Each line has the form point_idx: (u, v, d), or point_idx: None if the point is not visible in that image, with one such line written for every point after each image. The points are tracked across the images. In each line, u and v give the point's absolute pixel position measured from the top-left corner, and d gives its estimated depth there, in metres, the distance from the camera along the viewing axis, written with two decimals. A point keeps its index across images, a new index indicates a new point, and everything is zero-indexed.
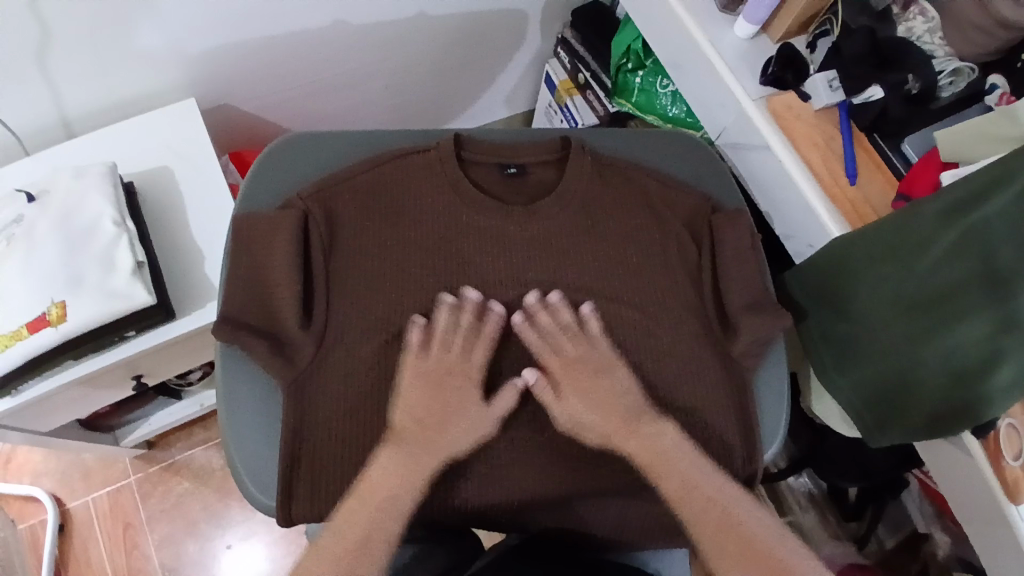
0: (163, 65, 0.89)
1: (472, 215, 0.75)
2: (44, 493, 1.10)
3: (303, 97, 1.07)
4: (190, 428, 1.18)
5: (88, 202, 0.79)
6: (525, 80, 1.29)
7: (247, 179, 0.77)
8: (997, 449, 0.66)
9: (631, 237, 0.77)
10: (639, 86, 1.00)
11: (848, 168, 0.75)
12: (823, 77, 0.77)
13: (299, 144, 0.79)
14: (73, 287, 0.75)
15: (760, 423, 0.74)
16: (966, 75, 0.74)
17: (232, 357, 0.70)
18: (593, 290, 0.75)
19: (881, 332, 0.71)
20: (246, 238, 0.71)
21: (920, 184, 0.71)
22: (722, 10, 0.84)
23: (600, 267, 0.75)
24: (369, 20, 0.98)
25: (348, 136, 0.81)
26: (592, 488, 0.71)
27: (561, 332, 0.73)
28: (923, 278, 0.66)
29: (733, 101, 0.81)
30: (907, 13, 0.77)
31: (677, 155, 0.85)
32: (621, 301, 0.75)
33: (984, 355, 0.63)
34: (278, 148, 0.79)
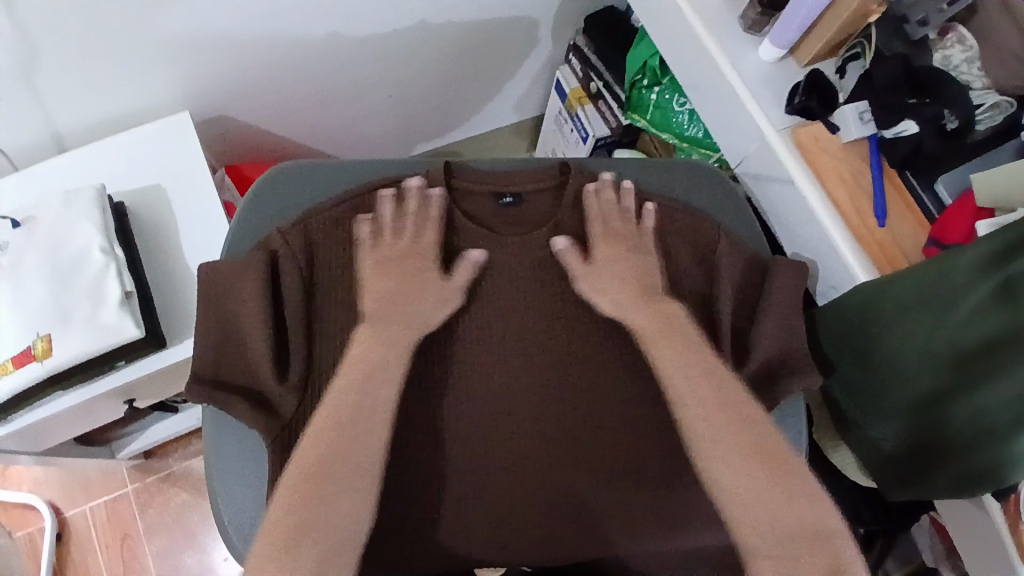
0: (157, 78, 0.85)
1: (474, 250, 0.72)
2: (43, 503, 1.10)
3: (305, 107, 1.02)
4: (188, 440, 1.16)
5: (75, 227, 0.76)
6: (536, 86, 1.24)
7: (228, 235, 0.74)
8: (1016, 514, 0.63)
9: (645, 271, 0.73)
10: (654, 103, 0.96)
11: (877, 207, 0.71)
12: (853, 109, 0.72)
13: (273, 188, 0.76)
14: (60, 318, 0.73)
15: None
16: (1004, 109, 0.69)
17: (215, 413, 0.70)
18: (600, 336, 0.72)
19: (906, 387, 0.68)
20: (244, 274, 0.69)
21: (954, 230, 0.67)
22: (746, 32, 0.79)
23: (610, 307, 0.72)
24: (359, 30, 0.92)
25: (323, 172, 0.77)
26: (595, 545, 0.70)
27: (571, 377, 0.71)
28: (953, 333, 0.63)
29: (755, 129, 0.76)
30: (944, 40, 0.72)
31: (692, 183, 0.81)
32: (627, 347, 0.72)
33: (1013, 419, 0.59)
34: (252, 200, 0.75)
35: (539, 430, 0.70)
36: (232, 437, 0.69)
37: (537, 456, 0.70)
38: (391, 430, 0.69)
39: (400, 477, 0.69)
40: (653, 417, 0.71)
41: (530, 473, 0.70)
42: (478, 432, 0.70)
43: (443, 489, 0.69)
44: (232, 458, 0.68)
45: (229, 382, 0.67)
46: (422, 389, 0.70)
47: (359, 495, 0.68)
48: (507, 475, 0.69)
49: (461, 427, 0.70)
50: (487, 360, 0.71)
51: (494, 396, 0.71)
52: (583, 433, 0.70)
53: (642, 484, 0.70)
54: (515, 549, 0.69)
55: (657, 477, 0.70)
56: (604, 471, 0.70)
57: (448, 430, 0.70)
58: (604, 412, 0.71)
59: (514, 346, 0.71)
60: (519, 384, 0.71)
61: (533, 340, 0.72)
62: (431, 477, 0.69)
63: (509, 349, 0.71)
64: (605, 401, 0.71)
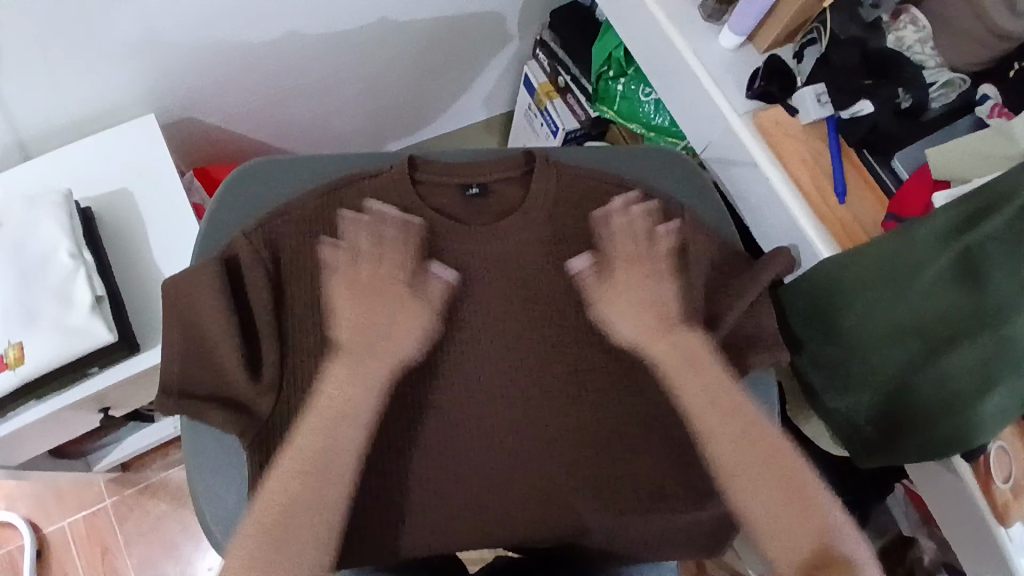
0: (121, 79, 0.84)
1: (445, 243, 0.72)
2: (17, 521, 1.07)
3: (274, 104, 1.02)
4: (166, 450, 1.14)
5: (41, 232, 0.75)
6: (505, 81, 1.25)
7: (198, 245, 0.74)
8: (987, 473, 0.65)
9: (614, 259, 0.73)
10: (621, 94, 0.98)
11: (837, 187, 0.73)
12: (811, 90, 0.74)
13: (237, 195, 0.76)
14: (28, 326, 0.72)
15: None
16: (957, 87, 0.72)
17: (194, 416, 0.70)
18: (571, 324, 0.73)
19: (872, 359, 0.70)
20: (214, 266, 0.68)
21: (912, 204, 0.69)
22: (707, 20, 0.81)
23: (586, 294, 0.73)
24: (320, 26, 0.92)
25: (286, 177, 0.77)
26: (578, 526, 0.71)
27: (553, 362, 0.72)
28: (915, 303, 0.65)
29: (719, 116, 0.78)
30: (897, 22, 0.75)
31: (654, 172, 0.82)
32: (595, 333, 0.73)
33: (974, 384, 0.62)
34: (218, 208, 0.75)
35: (521, 415, 0.71)
36: (212, 444, 0.69)
37: (520, 441, 0.71)
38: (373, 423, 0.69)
39: (387, 469, 0.69)
40: (632, 398, 0.72)
41: (517, 454, 0.71)
42: (459, 422, 0.71)
43: (429, 479, 0.70)
44: (212, 463, 0.68)
45: (203, 385, 0.66)
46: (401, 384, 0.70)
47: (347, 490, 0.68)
48: (487, 459, 0.70)
49: (443, 417, 0.70)
50: (465, 350, 0.71)
51: (474, 385, 0.71)
52: (563, 418, 0.72)
53: (623, 465, 0.72)
54: (498, 532, 0.70)
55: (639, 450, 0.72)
56: (585, 452, 0.72)
57: (431, 421, 0.70)
58: (583, 396, 0.72)
59: (491, 336, 0.72)
60: (498, 371, 0.72)
61: (510, 329, 0.72)
62: (417, 469, 0.70)
63: (485, 338, 0.72)
64: (583, 384, 0.72)
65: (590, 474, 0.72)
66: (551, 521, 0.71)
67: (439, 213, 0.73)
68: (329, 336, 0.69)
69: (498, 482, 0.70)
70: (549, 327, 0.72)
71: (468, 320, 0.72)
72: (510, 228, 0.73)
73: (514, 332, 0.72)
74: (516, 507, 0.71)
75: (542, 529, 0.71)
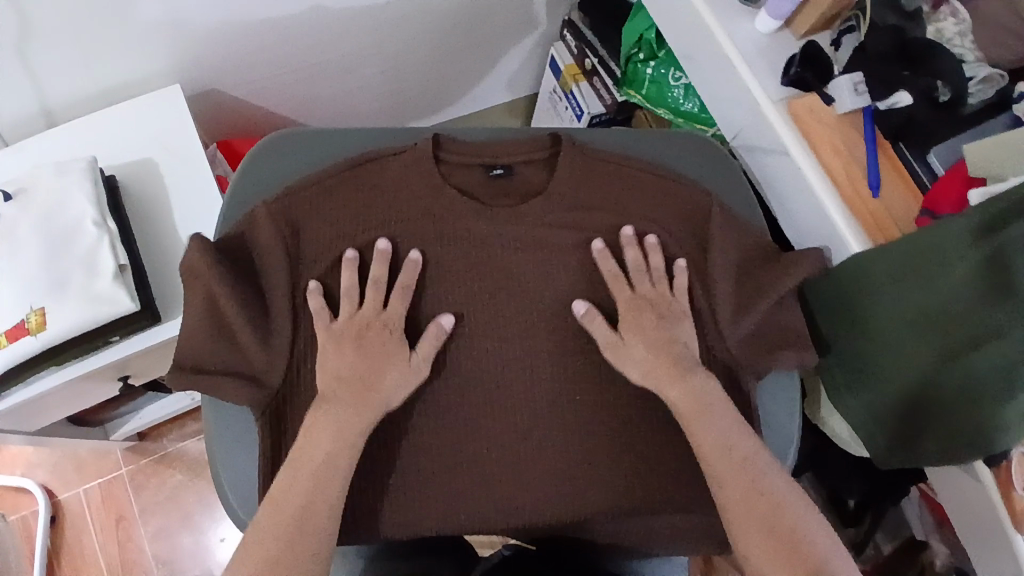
0: (146, 49, 0.83)
1: (468, 227, 0.71)
2: (36, 485, 1.09)
3: (298, 80, 1.01)
4: (183, 421, 1.15)
5: (67, 199, 0.75)
6: (531, 63, 1.23)
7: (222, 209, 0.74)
8: (1008, 477, 0.63)
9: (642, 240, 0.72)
10: (650, 77, 0.95)
11: (871, 177, 0.71)
12: (848, 79, 0.72)
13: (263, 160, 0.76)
14: (52, 292, 0.72)
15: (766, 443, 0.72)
16: (995, 83, 0.68)
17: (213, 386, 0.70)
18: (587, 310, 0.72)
19: (897, 355, 0.69)
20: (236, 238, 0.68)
21: (946, 201, 0.67)
22: (743, 2, 0.78)
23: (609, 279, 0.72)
24: (345, 2, 0.90)
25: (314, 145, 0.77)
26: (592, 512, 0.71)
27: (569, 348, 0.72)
28: (942, 301, 0.64)
29: (752, 101, 0.77)
30: (937, 13, 0.72)
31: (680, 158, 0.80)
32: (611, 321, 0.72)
33: (1000, 386, 0.60)
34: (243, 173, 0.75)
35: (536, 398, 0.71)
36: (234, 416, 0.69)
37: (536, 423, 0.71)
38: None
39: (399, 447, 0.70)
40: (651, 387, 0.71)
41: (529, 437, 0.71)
42: (472, 403, 0.71)
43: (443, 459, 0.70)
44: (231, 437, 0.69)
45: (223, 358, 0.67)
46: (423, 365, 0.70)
47: (365, 462, 0.69)
48: (500, 440, 0.70)
49: (459, 399, 0.71)
50: (483, 331, 0.71)
51: (491, 366, 0.71)
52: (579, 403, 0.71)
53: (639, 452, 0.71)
54: (511, 515, 0.71)
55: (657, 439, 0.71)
56: (601, 437, 0.71)
57: (448, 399, 0.71)
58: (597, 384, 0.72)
59: (510, 319, 0.71)
60: (514, 354, 0.71)
61: (529, 312, 0.71)
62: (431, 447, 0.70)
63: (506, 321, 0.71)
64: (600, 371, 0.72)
65: (605, 459, 0.71)
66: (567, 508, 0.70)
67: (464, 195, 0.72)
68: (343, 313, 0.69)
69: (511, 463, 0.70)
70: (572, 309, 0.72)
71: (487, 303, 0.71)
72: (535, 210, 0.72)
73: (536, 317, 0.71)
74: (532, 488, 0.70)
75: (557, 515, 0.71)
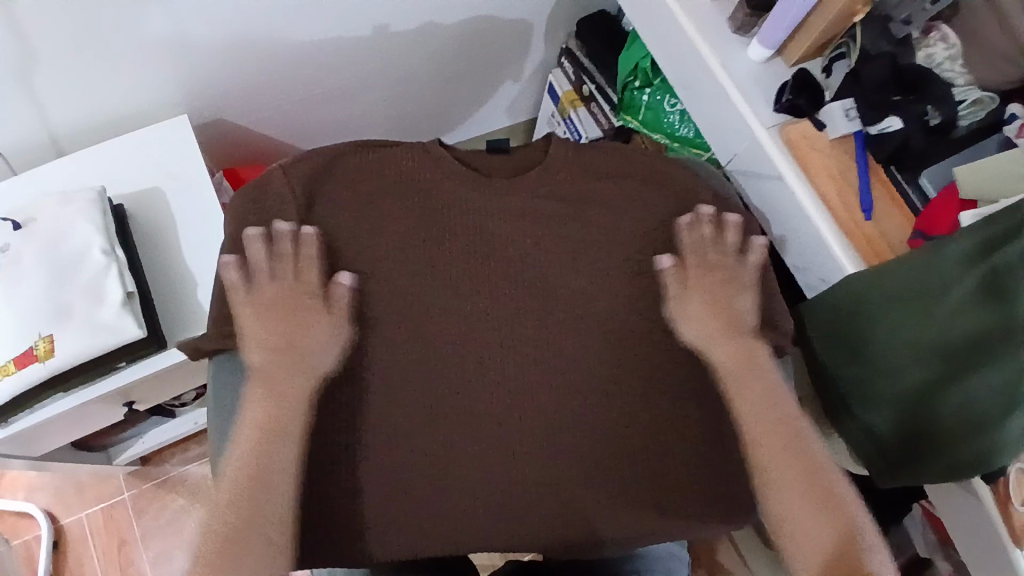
0: (153, 79, 0.85)
1: (462, 218, 0.70)
2: (38, 510, 1.09)
3: (303, 108, 1.03)
4: (185, 445, 1.16)
5: (75, 228, 0.76)
6: (529, 89, 1.26)
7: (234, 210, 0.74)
8: (1007, 495, 0.65)
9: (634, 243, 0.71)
10: (646, 104, 0.97)
11: (864, 203, 0.73)
12: (840, 106, 0.74)
13: None
14: (59, 320, 0.73)
15: None
16: (986, 104, 0.72)
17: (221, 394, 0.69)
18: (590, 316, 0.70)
19: (895, 376, 0.69)
20: (238, 252, 0.69)
21: (940, 223, 0.69)
22: (735, 33, 0.81)
23: (602, 284, 0.70)
24: (344, 32, 0.93)
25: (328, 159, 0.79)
26: (576, 530, 0.67)
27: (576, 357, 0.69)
28: (941, 322, 0.65)
29: (746, 127, 0.78)
30: (928, 39, 0.74)
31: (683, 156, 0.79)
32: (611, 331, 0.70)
33: (1000, 404, 0.61)
34: None
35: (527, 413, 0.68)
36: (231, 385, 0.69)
37: (525, 437, 0.68)
38: (390, 402, 0.68)
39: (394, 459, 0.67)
40: (652, 392, 0.69)
41: (533, 452, 0.68)
42: (458, 407, 0.68)
43: (430, 483, 0.67)
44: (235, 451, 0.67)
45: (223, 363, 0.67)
46: (410, 364, 0.68)
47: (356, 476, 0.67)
48: (488, 456, 0.67)
49: (449, 418, 0.67)
50: (473, 328, 0.69)
51: (484, 372, 0.68)
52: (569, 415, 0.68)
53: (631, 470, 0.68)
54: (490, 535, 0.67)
55: None
56: (595, 454, 0.68)
57: (436, 407, 0.67)
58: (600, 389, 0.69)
59: (501, 314, 0.69)
60: (505, 363, 0.68)
61: (519, 310, 0.69)
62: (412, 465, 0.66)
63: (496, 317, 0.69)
64: (598, 382, 0.68)
65: (595, 476, 0.67)
66: (553, 529, 0.67)
67: (465, 178, 0.71)
68: (338, 313, 0.67)
69: (495, 481, 0.67)
70: (565, 315, 0.69)
71: (475, 296, 0.69)
72: (528, 204, 0.71)
73: (528, 324, 0.69)
74: (513, 505, 0.67)
75: (539, 535, 0.67)
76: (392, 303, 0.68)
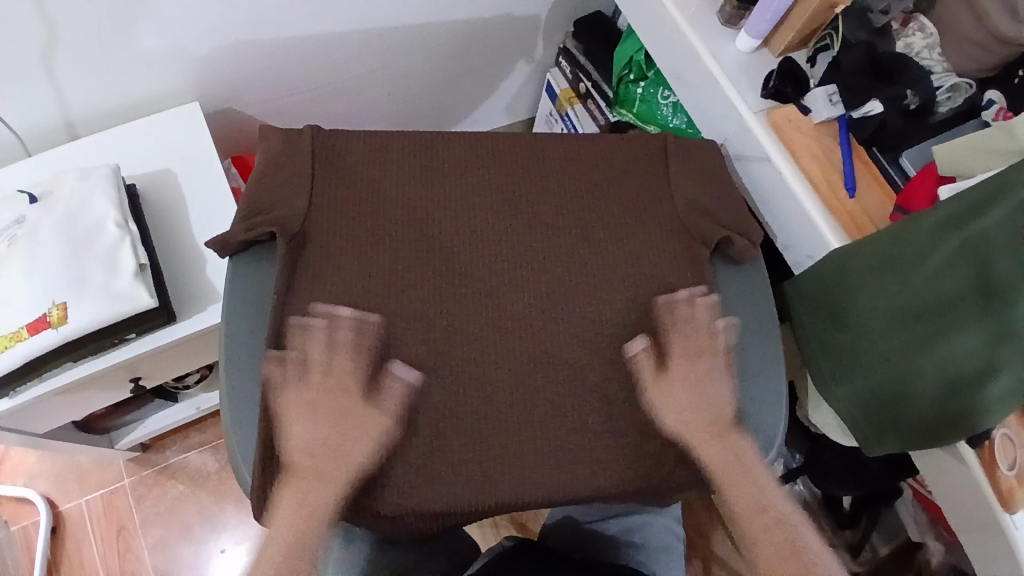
0: (167, 68, 0.89)
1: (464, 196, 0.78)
2: (38, 496, 1.09)
3: (309, 101, 1.07)
4: (186, 432, 1.17)
5: (91, 203, 0.79)
6: (526, 88, 1.31)
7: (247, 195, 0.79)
8: (993, 459, 0.66)
9: (620, 223, 0.78)
10: (640, 97, 1.02)
11: (847, 181, 0.76)
12: (823, 90, 0.78)
13: None
14: (73, 289, 0.75)
15: (760, 407, 0.74)
16: (963, 91, 0.76)
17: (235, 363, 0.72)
18: (584, 284, 0.76)
19: (879, 343, 0.72)
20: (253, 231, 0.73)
21: (919, 198, 0.72)
22: (724, 25, 0.85)
23: (586, 258, 0.77)
24: (347, 25, 0.96)
25: None
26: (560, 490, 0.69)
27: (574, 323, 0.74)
28: (918, 291, 0.68)
29: (734, 112, 0.82)
30: (906, 29, 0.79)
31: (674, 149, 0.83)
32: (607, 301, 0.75)
33: (980, 367, 0.64)
34: None
35: (525, 375, 0.72)
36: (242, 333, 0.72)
37: (518, 396, 0.71)
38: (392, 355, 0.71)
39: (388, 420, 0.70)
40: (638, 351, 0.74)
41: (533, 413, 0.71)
42: (455, 365, 0.71)
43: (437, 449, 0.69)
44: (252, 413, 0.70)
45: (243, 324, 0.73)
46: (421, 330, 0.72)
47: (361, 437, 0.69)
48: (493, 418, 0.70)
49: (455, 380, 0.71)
50: (470, 292, 0.74)
51: (478, 333, 0.73)
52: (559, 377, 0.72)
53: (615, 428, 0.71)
54: (469, 498, 0.67)
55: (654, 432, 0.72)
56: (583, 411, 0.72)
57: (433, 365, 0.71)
58: (599, 351, 0.73)
59: (495, 280, 0.75)
60: (497, 327, 0.73)
61: (514, 276, 0.75)
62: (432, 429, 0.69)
63: (492, 283, 0.75)
64: (588, 343, 0.74)
65: (580, 431, 0.71)
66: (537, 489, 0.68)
67: (469, 163, 0.80)
68: (348, 283, 0.72)
69: (482, 440, 0.69)
70: (556, 284, 0.75)
71: (471, 265, 0.75)
72: (521, 186, 0.79)
73: (533, 296, 0.75)
74: (499, 463, 0.69)
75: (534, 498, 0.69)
76: (401, 271, 0.74)
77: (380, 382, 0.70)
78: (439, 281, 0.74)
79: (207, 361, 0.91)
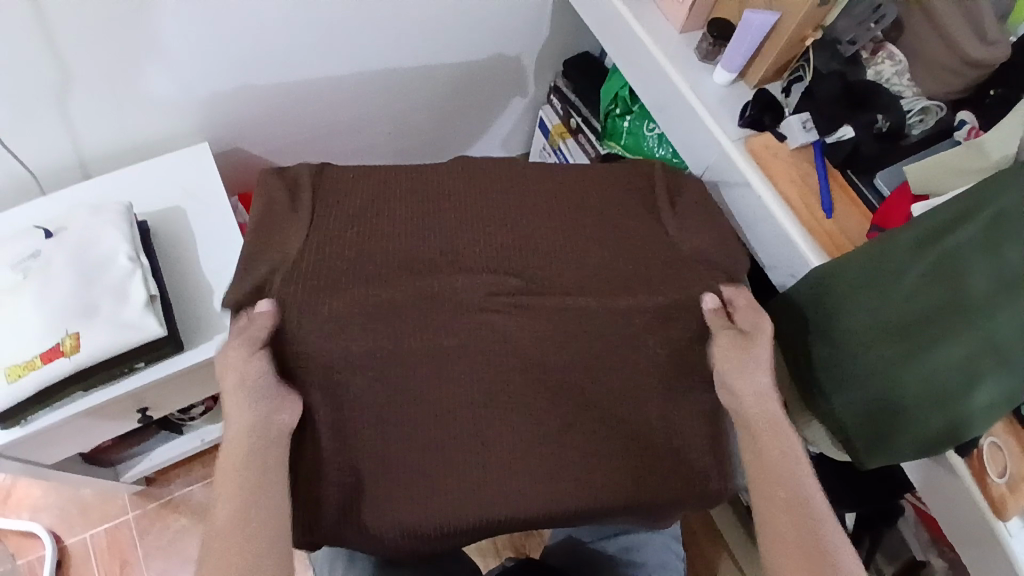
0: (179, 109, 0.95)
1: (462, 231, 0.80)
2: (42, 530, 1.10)
3: (313, 140, 1.13)
4: (190, 465, 1.19)
5: (104, 238, 0.83)
6: (520, 125, 1.37)
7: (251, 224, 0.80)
8: (982, 467, 0.68)
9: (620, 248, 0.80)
10: (627, 130, 1.07)
11: (824, 203, 0.80)
12: (797, 118, 0.83)
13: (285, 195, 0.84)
14: (85, 319, 0.79)
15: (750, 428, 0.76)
16: (934, 113, 0.80)
17: None
18: (594, 303, 0.75)
19: (864, 358, 0.74)
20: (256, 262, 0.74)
21: (895, 216, 0.75)
22: (702, 61, 0.91)
23: (586, 286, 0.76)
24: (349, 68, 1.03)
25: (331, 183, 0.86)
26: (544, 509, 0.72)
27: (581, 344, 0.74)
28: (899, 305, 0.70)
29: (714, 142, 0.86)
30: (876, 57, 0.83)
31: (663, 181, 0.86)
32: (616, 318, 0.74)
33: (962, 377, 0.66)
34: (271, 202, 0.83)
35: (530, 398, 0.73)
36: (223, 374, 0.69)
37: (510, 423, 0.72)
38: (398, 379, 0.71)
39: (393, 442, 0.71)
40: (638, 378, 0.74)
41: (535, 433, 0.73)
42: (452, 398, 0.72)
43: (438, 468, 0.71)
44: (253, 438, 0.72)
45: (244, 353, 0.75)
46: (428, 352, 0.72)
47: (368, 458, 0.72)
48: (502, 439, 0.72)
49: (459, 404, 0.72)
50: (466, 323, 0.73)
51: (475, 367, 0.72)
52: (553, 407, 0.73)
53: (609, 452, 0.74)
54: (456, 514, 0.71)
55: (650, 446, 0.75)
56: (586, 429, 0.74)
57: (431, 400, 0.72)
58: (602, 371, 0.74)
59: (493, 312, 0.73)
60: (495, 353, 0.73)
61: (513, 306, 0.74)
62: (441, 454, 0.71)
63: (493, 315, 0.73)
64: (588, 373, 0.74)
65: (575, 453, 0.73)
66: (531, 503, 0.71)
67: (466, 203, 0.82)
68: (352, 306, 0.71)
69: (480, 461, 0.72)
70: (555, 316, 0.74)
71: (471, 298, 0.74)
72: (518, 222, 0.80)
73: (539, 317, 0.74)
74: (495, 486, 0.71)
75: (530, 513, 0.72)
76: (406, 292, 0.72)
77: (389, 407, 0.72)
78: (445, 302, 0.73)
79: (212, 390, 0.93)
